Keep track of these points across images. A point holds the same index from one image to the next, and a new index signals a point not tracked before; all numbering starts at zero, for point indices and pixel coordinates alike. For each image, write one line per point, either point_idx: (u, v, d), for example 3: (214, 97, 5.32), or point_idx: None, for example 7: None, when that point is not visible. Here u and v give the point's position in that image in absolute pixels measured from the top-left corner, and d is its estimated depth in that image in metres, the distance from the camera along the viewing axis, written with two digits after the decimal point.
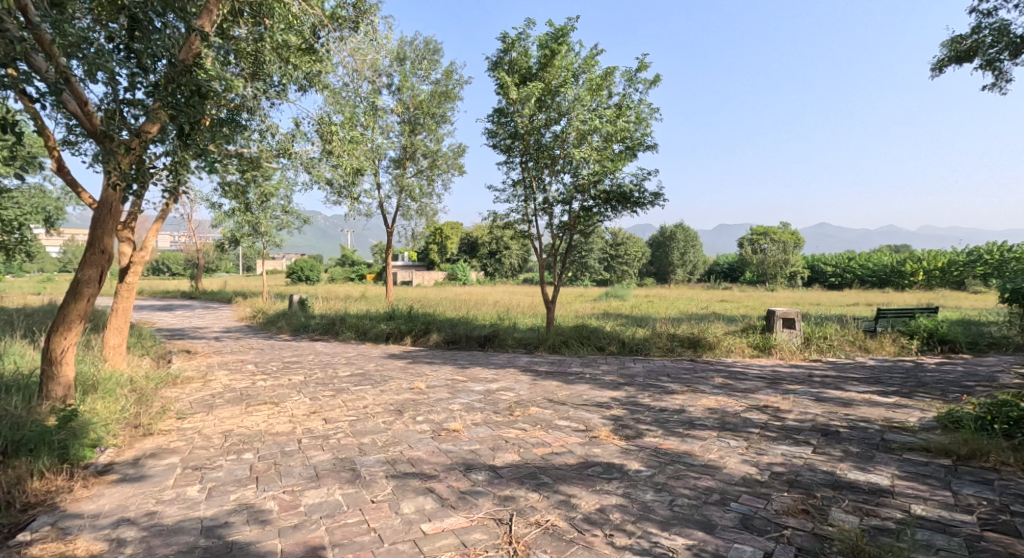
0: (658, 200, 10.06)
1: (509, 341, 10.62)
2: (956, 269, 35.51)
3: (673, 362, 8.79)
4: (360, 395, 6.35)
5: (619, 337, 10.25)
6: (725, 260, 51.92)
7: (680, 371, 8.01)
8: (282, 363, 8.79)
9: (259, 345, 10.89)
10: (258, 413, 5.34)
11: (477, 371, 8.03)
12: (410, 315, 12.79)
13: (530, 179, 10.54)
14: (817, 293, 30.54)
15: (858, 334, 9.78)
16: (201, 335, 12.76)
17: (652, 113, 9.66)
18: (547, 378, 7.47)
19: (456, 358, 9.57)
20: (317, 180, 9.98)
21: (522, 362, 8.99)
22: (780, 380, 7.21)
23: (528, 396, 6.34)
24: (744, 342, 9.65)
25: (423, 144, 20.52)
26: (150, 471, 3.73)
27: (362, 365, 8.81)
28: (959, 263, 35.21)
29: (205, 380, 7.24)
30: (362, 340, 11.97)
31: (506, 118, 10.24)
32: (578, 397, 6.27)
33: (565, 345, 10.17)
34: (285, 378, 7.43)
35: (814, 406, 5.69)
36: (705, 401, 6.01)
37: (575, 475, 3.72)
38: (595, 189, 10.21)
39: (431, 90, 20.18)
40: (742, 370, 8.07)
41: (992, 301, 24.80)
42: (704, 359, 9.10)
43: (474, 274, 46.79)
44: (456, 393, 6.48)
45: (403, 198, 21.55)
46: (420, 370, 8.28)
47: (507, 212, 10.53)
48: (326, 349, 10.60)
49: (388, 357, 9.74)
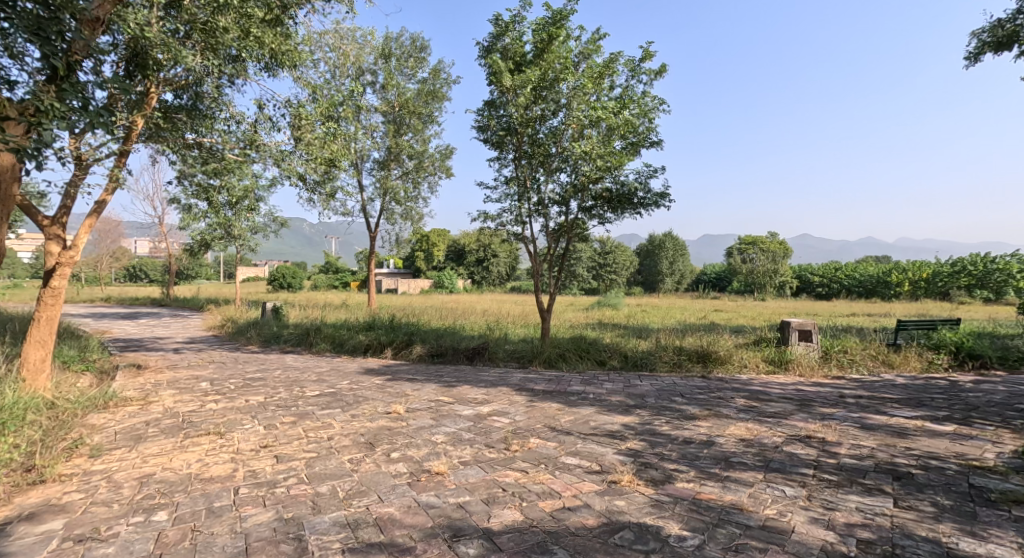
0: (665, 199, 9.21)
1: (500, 354, 9.68)
2: (942, 280, 35.35)
3: (684, 380, 7.89)
4: (326, 421, 5.33)
5: (620, 351, 9.36)
6: (713, 269, 51.52)
7: (695, 391, 7.11)
8: (242, 380, 7.73)
9: (222, 358, 9.78)
10: (193, 448, 4.33)
11: (466, 390, 7.06)
12: (392, 325, 11.77)
13: (523, 177, 9.66)
14: (807, 303, 30.05)
15: (880, 348, 9.00)
16: (160, 346, 11.57)
17: (658, 106, 8.87)
18: (547, 400, 6.51)
19: (441, 374, 8.58)
20: (289, 175, 8.97)
21: (515, 378, 8.02)
22: (811, 403, 6.34)
23: (526, 423, 5.38)
24: (758, 357, 8.83)
25: (409, 146, 19.57)
26: (11, 546, 2.71)
27: (335, 383, 7.78)
28: (944, 273, 35.16)
29: (145, 401, 6.18)
30: (338, 352, 10.94)
31: (497, 109, 9.38)
32: (586, 425, 5.32)
33: (562, 359, 9.25)
34: (241, 399, 6.39)
35: (866, 437, 4.81)
36: (734, 430, 5.10)
37: (599, 547, 2.77)
38: (595, 188, 9.37)
39: (418, 89, 19.30)
40: (762, 389, 7.20)
41: (984, 312, 24.35)
42: (716, 376, 8.24)
43: (460, 282, 45.78)
44: (441, 419, 5.50)
45: (387, 201, 20.57)
46: (400, 389, 7.29)
47: (499, 213, 9.63)
48: (298, 363, 9.52)
49: (365, 372, 8.72)
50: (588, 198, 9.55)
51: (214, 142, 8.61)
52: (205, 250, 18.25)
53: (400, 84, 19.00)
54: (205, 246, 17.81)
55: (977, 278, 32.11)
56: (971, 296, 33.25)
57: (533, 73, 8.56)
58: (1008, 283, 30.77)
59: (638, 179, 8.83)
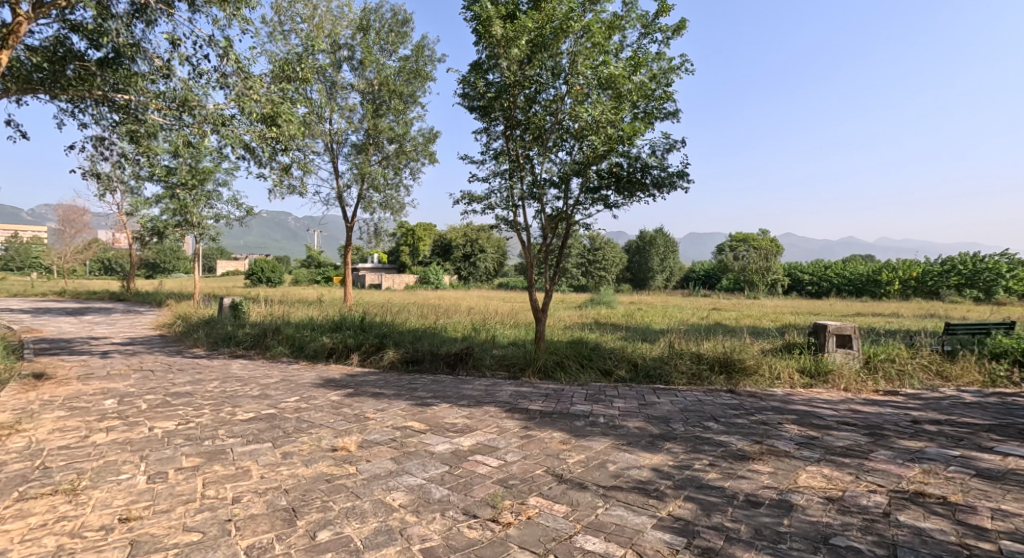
0: (684, 179, 7.77)
1: (486, 360, 8.24)
2: (932, 279, 34.76)
3: (710, 397, 6.48)
4: (242, 466, 3.83)
5: (628, 359, 7.98)
6: (702, 266, 50.47)
7: (729, 413, 5.71)
8: (163, 397, 6.15)
9: (153, 366, 8.16)
10: (9, 527, 2.83)
11: (443, 413, 5.58)
12: (363, 326, 10.24)
13: (516, 152, 8.26)
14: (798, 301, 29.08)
15: (931, 356, 7.68)
16: (89, 349, 9.86)
17: (677, 67, 7.42)
18: (547, 428, 5.04)
19: (415, 387, 7.07)
20: (233, 144, 7.41)
21: (504, 394, 6.54)
22: (885, 430, 4.96)
23: (522, 469, 3.91)
24: (792, 368, 7.50)
25: (389, 128, 17.96)
26: None
27: (280, 399, 6.22)
28: (934, 272, 34.68)
29: (10, 431, 4.61)
30: (298, 356, 9.42)
31: (486, 71, 7.96)
32: (604, 473, 3.85)
33: (560, 367, 7.85)
34: (143, 427, 4.84)
35: (1001, 494, 3.42)
36: (811, 479, 3.69)
37: None
38: (601, 165, 7.94)
39: (399, 67, 17.69)
40: (810, 411, 5.82)
41: (985, 311, 23.56)
42: (747, 391, 6.88)
43: (447, 278, 43.98)
44: (405, 462, 4.00)
45: (364, 188, 18.94)
46: (360, 408, 5.79)
47: (486, 194, 8.15)
48: (244, 371, 7.95)
49: (324, 384, 7.21)
50: (592, 178, 8.11)
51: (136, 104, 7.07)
52: (161, 240, 16.48)
53: (379, 61, 17.37)
54: (159, 235, 16.04)
55: (967, 276, 33.17)
56: (960, 294, 33.11)
57: (529, 22, 7.09)
58: (997, 282, 32.40)
59: (655, 153, 7.37)
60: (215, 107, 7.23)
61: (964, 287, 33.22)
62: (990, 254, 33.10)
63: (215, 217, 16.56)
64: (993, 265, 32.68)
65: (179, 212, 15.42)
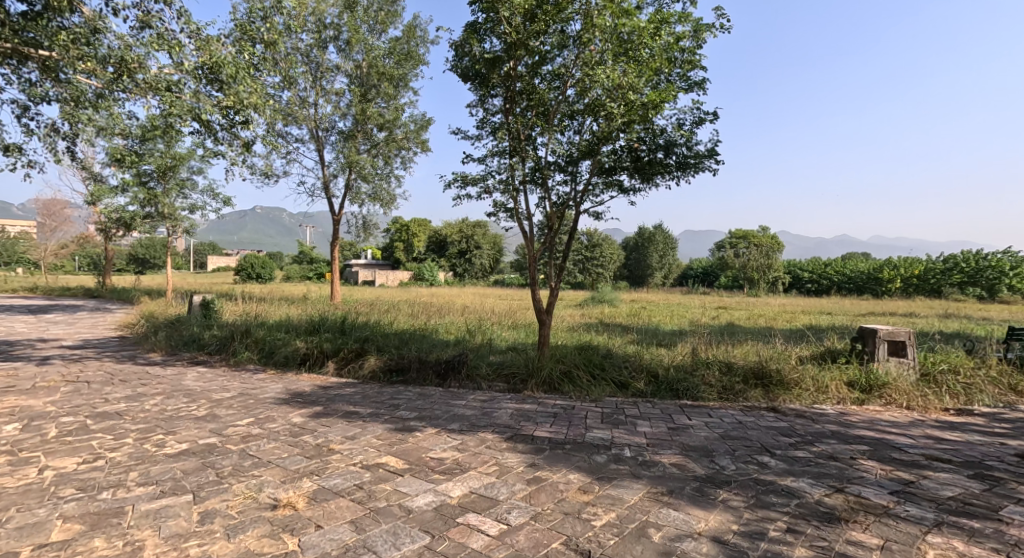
0: (713, 159, 6.69)
1: (482, 369, 7.13)
2: (934, 277, 34.00)
3: (752, 419, 5.38)
4: (138, 541, 2.73)
5: (646, 369, 6.88)
6: (701, 264, 49.34)
7: (783, 442, 4.61)
8: (83, 419, 4.97)
9: (92, 376, 6.95)
10: None
11: (428, 446, 4.44)
12: (343, 329, 9.10)
13: (517, 128, 7.12)
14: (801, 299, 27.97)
15: (999, 367, 6.62)
16: (28, 354, 8.61)
17: (711, 25, 6.27)
18: (561, 469, 3.93)
19: (397, 403, 5.93)
20: (183, 117, 6.32)
21: (504, 414, 5.42)
22: (993, 470, 3.88)
23: (531, 542, 2.81)
24: (839, 380, 6.43)
25: (378, 114, 16.70)
26: None
27: (229, 421, 5.07)
28: (937, 270, 33.96)
29: None
30: (267, 362, 8.26)
31: (482, 35, 6.85)
32: (647, 549, 2.77)
33: (568, 378, 6.74)
34: (33, 468, 3.70)
35: None
36: None
37: None
38: (618, 143, 6.82)
39: (389, 48, 16.48)
40: (881, 438, 4.73)
41: (994, 309, 22.80)
42: (793, 410, 5.80)
43: (441, 275, 42.63)
44: (370, 530, 2.91)
45: (352, 178, 17.73)
46: (325, 435, 4.66)
47: (482, 176, 6.99)
48: (197, 382, 6.77)
49: (290, 400, 6.07)
50: (606, 158, 6.99)
51: (62, 64, 5.90)
52: (130, 233, 15.20)
53: (368, 41, 16.16)
54: (127, 227, 14.77)
55: (969, 275, 32.49)
56: (963, 293, 32.38)
57: None
58: (999, 281, 31.88)
59: (682, 126, 6.26)
60: (160, 72, 6.13)
61: (967, 285, 32.49)
62: (995, 254, 32.42)
63: (188, 208, 15.34)
64: (996, 263, 32.33)
65: (148, 202, 14.16)
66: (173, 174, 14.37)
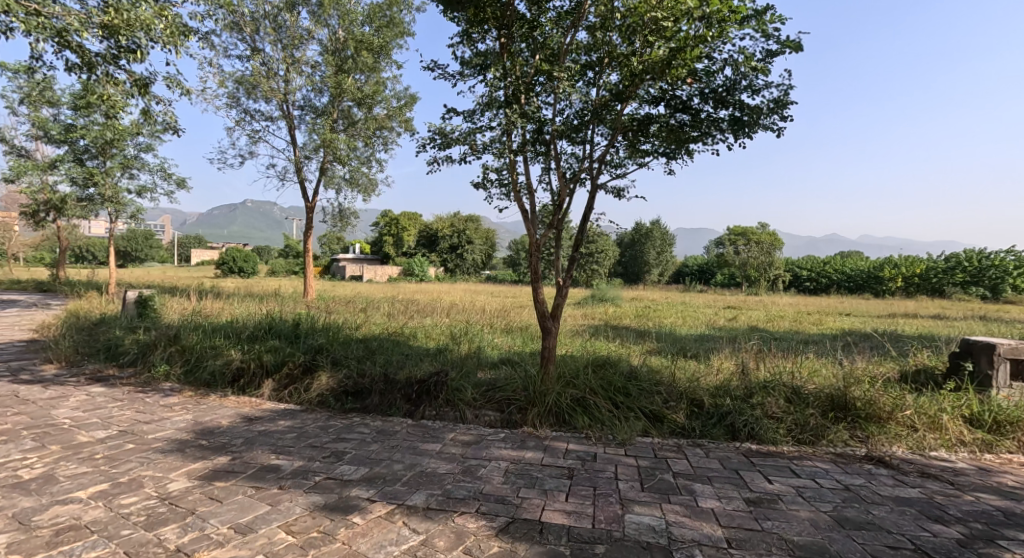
0: (779, 115, 4.97)
1: (464, 393, 5.31)
2: (935, 276, 32.67)
3: (863, 483, 3.63)
4: None
5: (686, 394, 5.10)
6: (699, 262, 47.67)
7: (949, 538, 2.85)
8: None
9: None
10: None
11: (368, 552, 2.66)
12: (294, 335, 7.23)
13: (517, 70, 5.30)
14: (803, 299, 26.45)
15: None
16: None
17: None
18: None
19: (343, 451, 4.11)
20: (41, 38, 4.59)
21: (495, 474, 3.63)
22: None
23: None
24: (956, 415, 4.69)
25: (355, 88, 14.79)
26: None
27: (65, 489, 3.26)
28: (938, 269, 32.69)
29: None
30: (190, 377, 6.39)
31: None
32: None
33: (582, 408, 4.95)
34: None
35: None
36: None
37: None
38: (652, 89, 5.03)
39: (368, 14, 14.59)
40: None
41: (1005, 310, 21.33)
42: (909, 463, 4.05)
43: (431, 269, 40.78)
44: None
45: (327, 160, 15.78)
46: (201, 524, 2.87)
47: (468, 133, 5.18)
48: (73, 413, 4.90)
49: (188, 444, 4.22)
50: (634, 110, 5.21)
51: None
52: (67, 218, 13.22)
53: (343, 4, 14.25)
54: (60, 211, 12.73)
55: (972, 274, 31.28)
56: (966, 292, 31.05)
57: None
58: (1002, 281, 30.65)
59: (750, 58, 4.46)
60: None
61: (970, 285, 31.17)
62: (1000, 253, 31.16)
63: (135, 190, 13.40)
64: (999, 263, 31.12)
65: (85, 181, 12.23)
66: (117, 150, 12.42)
